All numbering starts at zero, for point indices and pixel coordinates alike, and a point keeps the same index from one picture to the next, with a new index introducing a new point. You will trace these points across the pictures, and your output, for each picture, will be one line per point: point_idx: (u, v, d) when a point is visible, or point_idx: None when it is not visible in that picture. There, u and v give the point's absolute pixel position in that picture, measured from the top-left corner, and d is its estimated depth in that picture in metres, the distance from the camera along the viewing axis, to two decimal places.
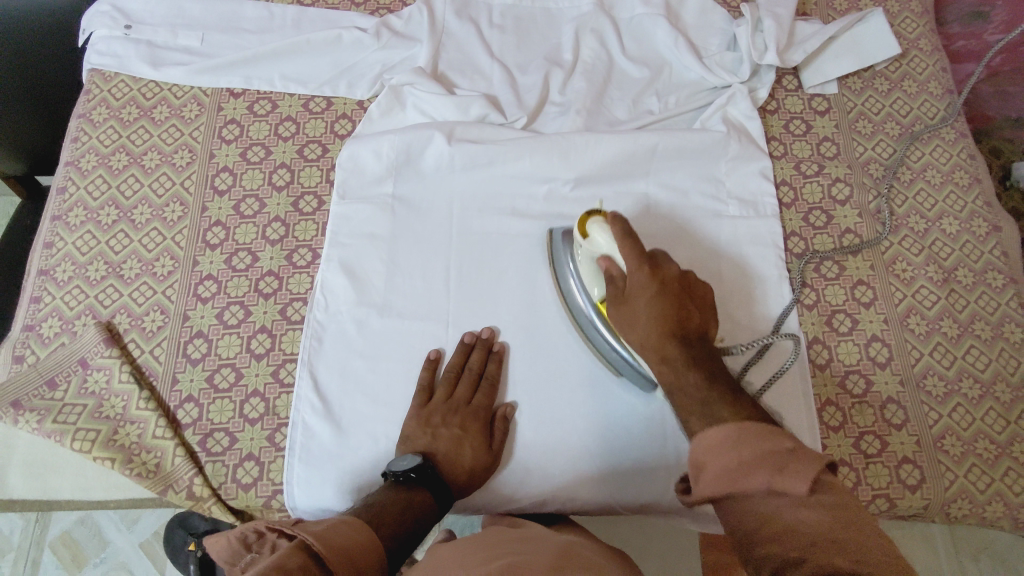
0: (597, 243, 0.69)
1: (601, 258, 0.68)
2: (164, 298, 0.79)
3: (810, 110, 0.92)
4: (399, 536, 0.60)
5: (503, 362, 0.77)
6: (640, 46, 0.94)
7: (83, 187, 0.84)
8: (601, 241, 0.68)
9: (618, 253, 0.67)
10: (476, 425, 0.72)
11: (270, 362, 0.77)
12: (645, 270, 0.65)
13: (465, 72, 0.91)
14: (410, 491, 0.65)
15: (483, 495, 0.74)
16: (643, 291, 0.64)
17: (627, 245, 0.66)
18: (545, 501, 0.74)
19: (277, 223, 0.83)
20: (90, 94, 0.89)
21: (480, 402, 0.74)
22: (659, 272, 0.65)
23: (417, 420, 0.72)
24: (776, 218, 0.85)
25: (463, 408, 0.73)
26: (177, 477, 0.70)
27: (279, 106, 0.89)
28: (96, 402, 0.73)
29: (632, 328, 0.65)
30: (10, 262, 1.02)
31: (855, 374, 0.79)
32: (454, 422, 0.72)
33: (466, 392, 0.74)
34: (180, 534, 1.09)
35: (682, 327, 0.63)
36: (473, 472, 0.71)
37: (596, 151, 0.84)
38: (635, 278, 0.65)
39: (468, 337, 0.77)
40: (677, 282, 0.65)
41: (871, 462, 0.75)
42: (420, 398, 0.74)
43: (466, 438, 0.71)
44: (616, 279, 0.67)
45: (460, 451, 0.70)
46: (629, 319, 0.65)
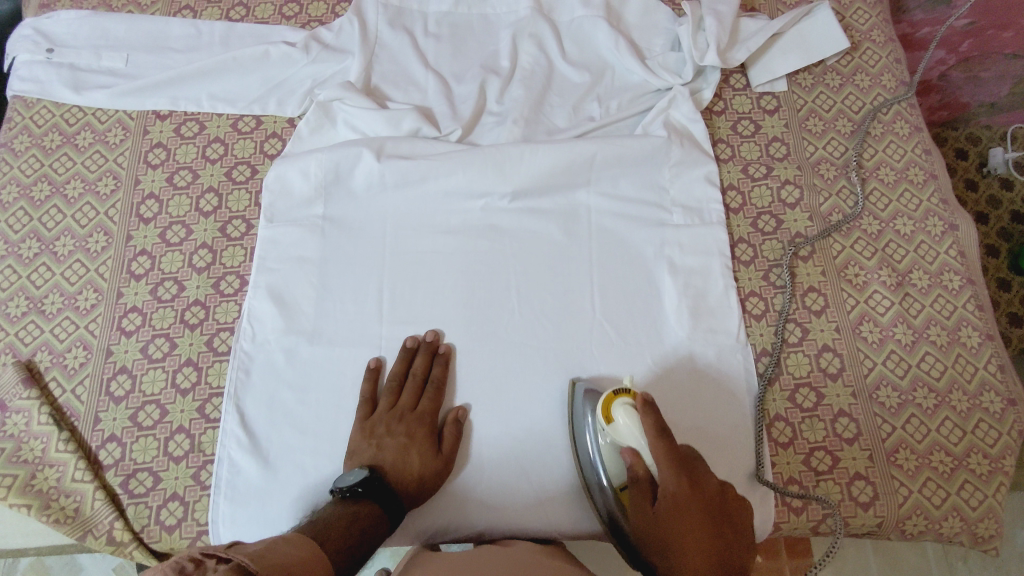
0: (623, 431, 0.64)
1: (626, 448, 0.64)
2: (87, 333, 0.76)
3: (758, 109, 0.89)
4: (348, 550, 0.55)
5: (450, 364, 0.75)
6: (581, 50, 0.91)
7: (3, 220, 0.82)
8: (627, 429, 0.64)
9: (648, 449, 0.63)
10: (422, 431, 0.70)
11: (196, 397, 0.74)
12: (681, 482, 0.61)
13: (398, 84, 0.88)
14: (358, 504, 0.61)
15: (416, 520, 0.72)
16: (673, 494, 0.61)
17: (662, 445, 0.62)
18: (480, 525, 0.72)
19: (204, 250, 0.80)
20: (12, 122, 0.86)
21: (425, 408, 0.72)
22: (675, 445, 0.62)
23: (360, 432, 0.70)
24: (722, 225, 0.81)
25: (409, 415, 0.71)
26: (97, 522, 0.68)
27: (206, 127, 0.87)
28: (15, 445, 0.71)
29: (662, 554, 0.61)
30: None
31: (805, 387, 0.75)
32: (400, 431, 0.70)
33: (411, 397, 0.72)
34: None
35: (714, 548, 0.60)
36: (424, 479, 0.68)
37: (531, 163, 0.81)
38: (665, 491, 0.61)
39: (411, 342, 0.75)
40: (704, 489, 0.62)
41: (822, 479, 0.72)
42: (364, 409, 0.71)
43: (413, 446, 0.69)
44: (641, 480, 0.63)
45: (407, 458, 0.68)
46: (658, 538, 0.61)
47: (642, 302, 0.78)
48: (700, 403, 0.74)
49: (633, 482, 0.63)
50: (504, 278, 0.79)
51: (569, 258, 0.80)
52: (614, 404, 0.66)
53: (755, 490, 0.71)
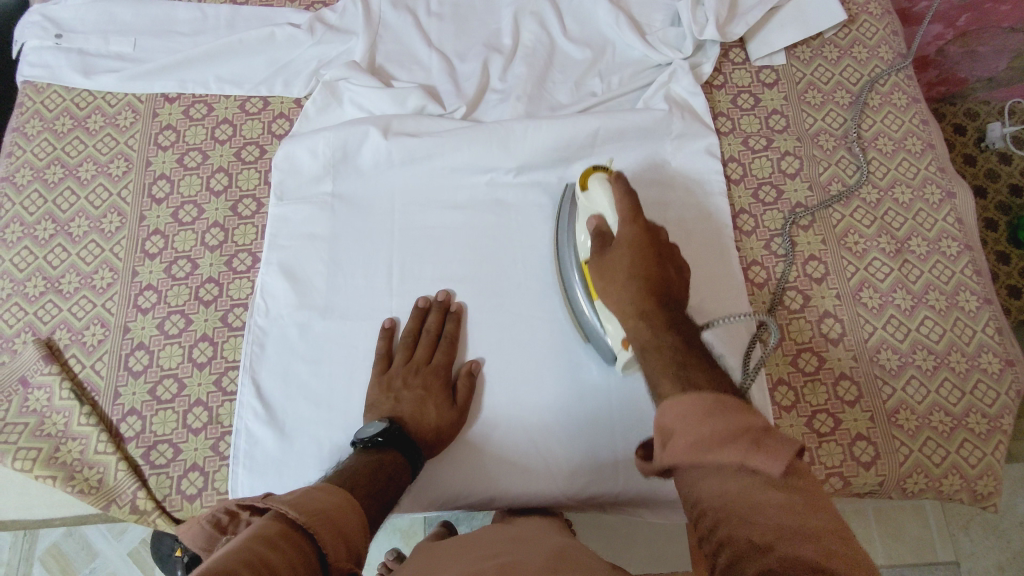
0: (595, 198, 0.70)
1: (595, 213, 0.70)
2: (104, 310, 0.78)
3: (757, 83, 0.90)
4: (377, 496, 0.58)
5: (461, 321, 0.77)
6: (583, 27, 0.92)
7: (18, 203, 0.83)
8: (599, 195, 0.69)
9: (612, 211, 0.68)
10: (438, 383, 0.72)
11: (212, 371, 0.76)
12: (635, 224, 0.65)
13: (403, 64, 0.89)
14: (381, 454, 0.64)
15: (418, 485, 0.73)
16: (625, 243, 0.65)
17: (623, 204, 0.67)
18: (488, 493, 0.73)
19: (216, 229, 0.82)
20: (23, 107, 0.88)
21: (440, 361, 0.74)
22: (652, 230, 0.66)
23: (378, 387, 0.72)
24: (723, 196, 0.83)
25: (424, 368, 0.73)
26: (120, 491, 0.70)
27: (215, 108, 0.88)
28: (37, 419, 0.73)
29: (613, 280, 0.64)
30: None
31: (807, 352, 0.77)
32: (416, 383, 0.72)
33: (426, 352, 0.74)
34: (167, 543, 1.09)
35: (661, 285, 0.62)
36: (441, 429, 0.70)
37: (535, 138, 0.82)
38: (623, 235, 0.66)
39: (423, 302, 0.77)
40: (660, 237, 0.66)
41: (824, 440, 0.73)
42: (380, 366, 0.74)
43: (429, 398, 0.71)
44: (605, 233, 0.68)
45: (424, 409, 0.70)
46: (609, 273, 0.65)
47: None
48: (676, 207, 0.82)
49: (597, 236, 0.68)
50: (511, 252, 0.81)
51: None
52: (589, 180, 0.72)
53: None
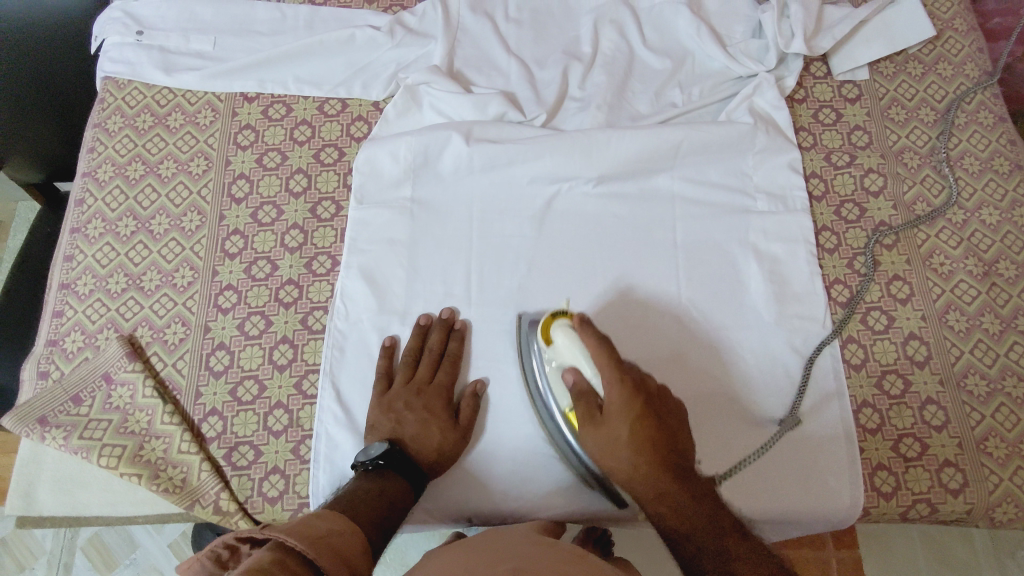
0: (562, 351, 0.65)
1: (569, 366, 0.65)
2: (185, 309, 0.78)
3: (840, 98, 0.89)
4: (377, 525, 0.58)
5: (465, 339, 0.76)
6: (662, 36, 0.91)
7: (100, 199, 0.84)
8: (566, 347, 0.64)
9: (587, 362, 0.63)
10: (440, 405, 0.71)
11: (293, 373, 0.76)
12: (623, 390, 0.61)
13: (482, 69, 0.89)
14: (382, 478, 0.64)
15: (471, 506, 0.73)
16: (621, 415, 0.61)
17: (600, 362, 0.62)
18: (555, 507, 0.72)
19: (296, 231, 0.82)
20: (105, 103, 0.88)
21: (442, 380, 0.73)
22: (637, 384, 0.62)
23: (379, 407, 0.71)
24: (806, 212, 0.82)
25: (426, 388, 0.72)
26: (204, 492, 0.70)
27: (293, 109, 0.88)
28: (121, 417, 0.73)
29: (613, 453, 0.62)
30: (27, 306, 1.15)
31: (892, 374, 0.76)
32: (418, 405, 0.71)
33: (427, 371, 0.74)
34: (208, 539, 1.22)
35: (667, 453, 0.62)
36: (443, 451, 0.70)
37: (617, 149, 0.82)
38: (611, 403, 0.62)
39: (424, 319, 0.76)
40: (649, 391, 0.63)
41: (911, 465, 0.73)
42: (381, 385, 0.73)
43: (432, 420, 0.70)
44: (588, 394, 0.63)
45: (427, 432, 0.69)
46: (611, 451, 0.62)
47: (729, 288, 0.79)
48: (663, 335, 0.77)
49: (580, 400, 0.64)
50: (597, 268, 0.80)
51: (652, 225, 0.82)
52: (552, 326, 0.67)
53: (844, 470, 0.72)
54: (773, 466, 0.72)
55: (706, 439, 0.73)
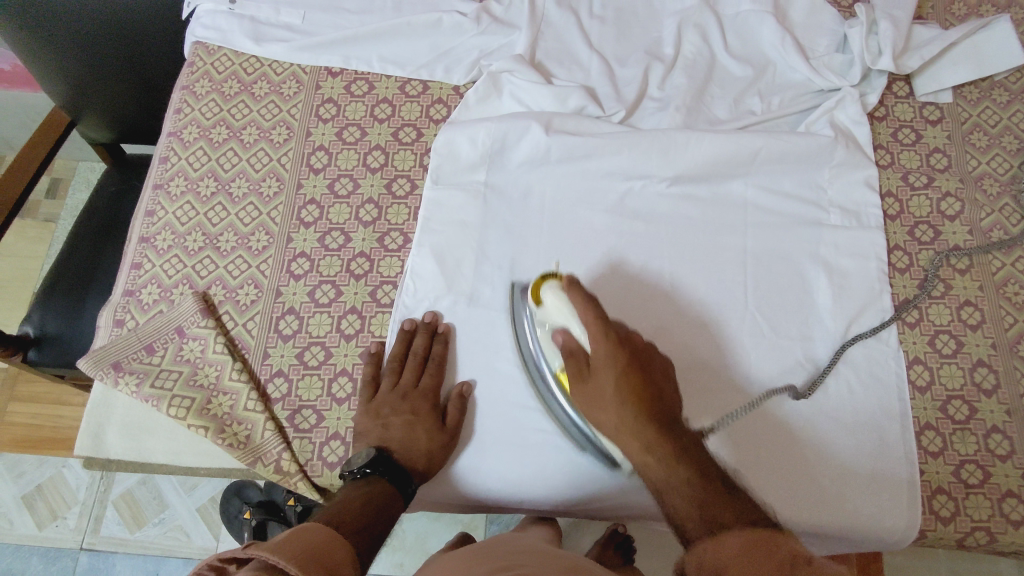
0: (552, 311, 0.67)
1: (558, 326, 0.67)
2: (258, 272, 0.80)
3: (921, 119, 0.88)
4: (364, 526, 0.59)
5: (449, 342, 0.76)
6: (745, 44, 0.91)
7: (184, 158, 0.86)
8: (557, 309, 0.67)
9: (575, 322, 0.65)
10: (426, 408, 0.71)
11: (359, 344, 0.77)
12: (609, 340, 0.63)
13: (563, 62, 0.89)
14: (369, 485, 0.64)
15: (522, 493, 0.72)
16: (610, 368, 0.63)
17: (590, 308, 0.64)
18: (605, 500, 0.72)
19: (370, 205, 0.83)
20: (194, 66, 0.91)
21: (427, 384, 0.73)
22: (622, 339, 0.64)
23: (367, 414, 0.71)
24: (880, 230, 0.82)
25: (411, 393, 0.72)
26: (266, 450, 0.71)
27: (375, 87, 0.90)
28: (191, 369, 0.75)
29: (602, 412, 0.63)
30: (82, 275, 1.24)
31: (958, 399, 0.76)
32: (404, 409, 0.71)
33: (412, 376, 0.73)
34: (235, 505, 1.40)
35: (654, 404, 0.61)
36: (433, 455, 0.69)
37: (696, 150, 0.82)
38: (596, 357, 0.63)
39: (408, 324, 0.76)
40: (636, 347, 0.65)
41: (971, 492, 0.72)
42: (367, 393, 0.73)
43: (417, 423, 0.70)
44: (577, 354, 0.65)
45: (413, 436, 0.69)
46: (598, 404, 0.63)
47: (796, 298, 0.79)
48: (657, 310, 0.78)
49: (570, 360, 0.65)
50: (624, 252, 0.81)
51: (722, 228, 0.82)
52: (542, 287, 0.69)
53: (903, 491, 0.71)
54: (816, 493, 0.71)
55: (698, 398, 0.75)
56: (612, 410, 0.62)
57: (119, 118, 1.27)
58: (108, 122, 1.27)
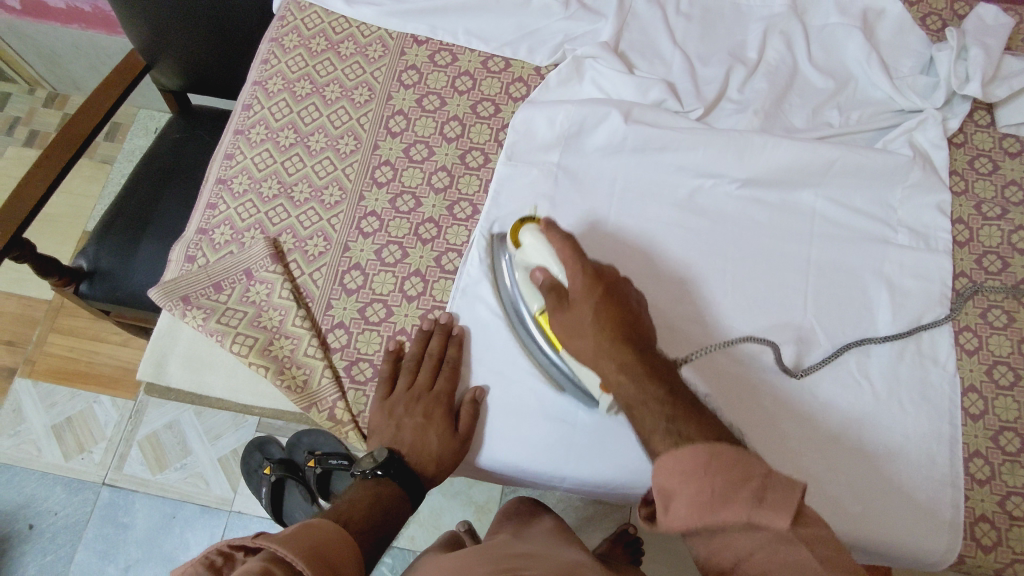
0: (531, 251, 0.68)
1: (537, 266, 0.67)
2: (328, 225, 0.82)
3: (1000, 149, 0.87)
4: (372, 529, 0.61)
5: (464, 345, 0.74)
6: (828, 56, 0.91)
7: (267, 107, 0.88)
8: (535, 248, 0.67)
9: (556, 262, 0.65)
10: (440, 411, 0.70)
11: (420, 306, 0.78)
12: (587, 276, 0.64)
13: (646, 55, 0.90)
14: (378, 486, 0.66)
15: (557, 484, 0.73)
16: (586, 300, 0.63)
17: (568, 248, 0.65)
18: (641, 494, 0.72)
19: (443, 173, 0.85)
20: (284, 21, 0.93)
21: (441, 387, 0.72)
22: (600, 276, 0.64)
23: (380, 412, 0.71)
24: (948, 255, 0.81)
25: (425, 395, 0.71)
26: (322, 397, 0.73)
27: (458, 59, 0.91)
28: (256, 311, 0.77)
29: (581, 339, 0.63)
30: (139, 216, 1.27)
31: (1010, 431, 0.75)
32: (417, 411, 0.70)
33: (427, 378, 0.72)
34: (257, 459, 1.41)
35: (632, 327, 0.62)
36: (443, 460, 0.69)
37: (772, 154, 0.82)
38: (575, 287, 0.64)
39: (427, 324, 0.75)
40: (613, 281, 0.65)
41: (1015, 524, 0.72)
42: (382, 390, 0.73)
43: (430, 426, 0.69)
44: (557, 287, 0.65)
45: (425, 439, 0.69)
46: (575, 332, 0.63)
47: (855, 313, 0.79)
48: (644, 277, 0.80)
49: (550, 291, 0.65)
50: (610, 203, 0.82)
51: (788, 236, 0.82)
52: (522, 229, 0.69)
53: (946, 519, 0.71)
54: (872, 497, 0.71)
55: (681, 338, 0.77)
56: (588, 324, 0.62)
57: (193, 69, 1.31)
58: (182, 71, 1.31)
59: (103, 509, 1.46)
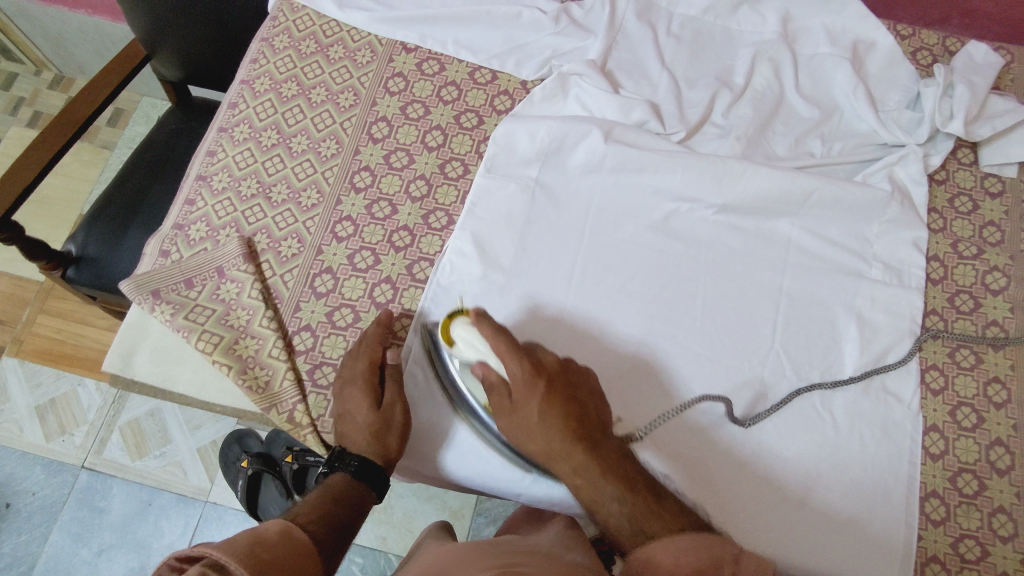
0: (461, 347, 0.67)
1: (474, 360, 0.66)
2: (303, 228, 0.82)
3: (981, 189, 0.87)
4: (320, 523, 0.62)
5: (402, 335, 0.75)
6: (816, 85, 0.91)
7: (252, 106, 0.88)
8: (466, 346, 0.66)
9: (492, 355, 0.65)
10: (364, 392, 0.69)
11: (388, 313, 0.78)
12: (525, 368, 0.64)
13: (632, 75, 0.90)
14: (331, 483, 0.67)
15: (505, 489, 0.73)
16: (531, 398, 0.63)
17: (500, 342, 0.64)
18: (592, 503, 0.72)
19: (421, 182, 0.85)
20: (276, 21, 0.93)
21: (368, 370, 0.71)
22: (539, 367, 0.65)
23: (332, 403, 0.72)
24: (920, 292, 0.81)
25: (355, 379, 0.71)
26: (283, 399, 0.73)
27: (446, 69, 0.91)
28: (224, 309, 0.77)
29: (529, 437, 0.64)
30: (130, 205, 1.28)
31: (969, 473, 0.75)
32: (352, 397, 0.70)
33: (361, 364, 0.72)
34: (235, 451, 1.42)
35: (579, 423, 0.63)
36: (378, 441, 0.68)
37: (749, 182, 0.82)
38: (516, 383, 0.64)
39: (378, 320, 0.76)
40: (555, 375, 0.65)
41: (966, 567, 0.71)
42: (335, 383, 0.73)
43: (360, 411, 0.69)
44: (498, 386, 0.65)
45: (357, 424, 0.69)
46: (524, 430, 0.64)
47: (823, 344, 0.78)
48: (591, 352, 0.77)
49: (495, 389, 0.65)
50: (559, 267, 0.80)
51: (762, 264, 0.81)
52: (450, 324, 0.68)
53: (899, 523, 0.72)
54: (831, 517, 0.72)
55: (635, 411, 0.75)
56: (536, 422, 0.63)
57: (192, 63, 1.32)
58: (181, 64, 1.32)
59: (80, 493, 1.47)
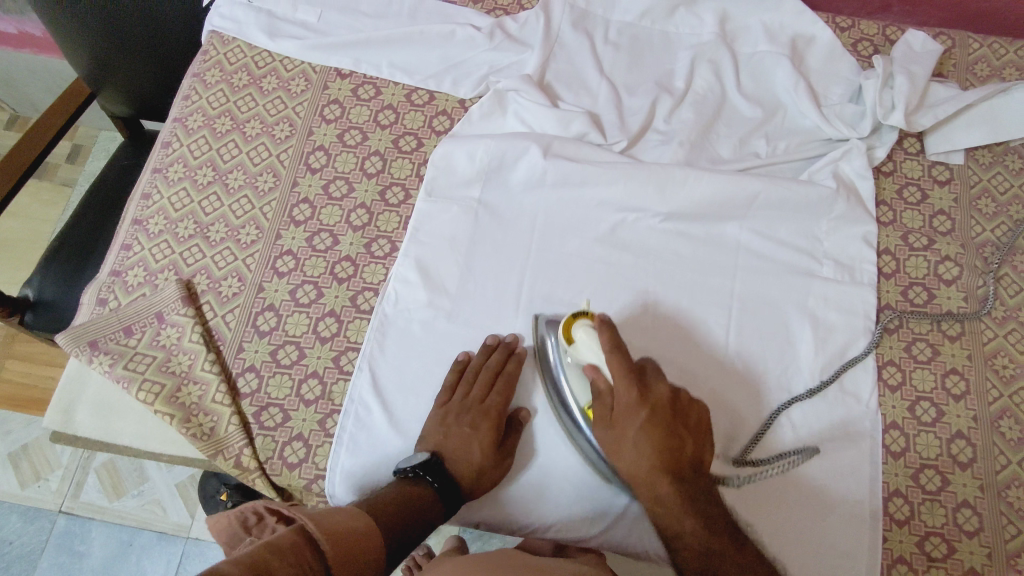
0: (583, 349, 0.66)
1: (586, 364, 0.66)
2: (243, 266, 0.80)
3: (929, 178, 0.86)
4: (396, 529, 0.61)
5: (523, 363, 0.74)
6: (757, 85, 0.90)
7: (186, 144, 0.87)
8: (586, 347, 0.66)
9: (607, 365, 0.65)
10: (487, 424, 0.70)
11: (333, 348, 0.77)
12: (633, 394, 0.64)
13: (572, 87, 0.89)
14: (416, 486, 0.66)
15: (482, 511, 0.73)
16: (637, 416, 0.64)
17: (620, 358, 0.64)
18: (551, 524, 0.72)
19: (362, 210, 0.83)
20: (208, 55, 0.92)
21: (495, 403, 0.72)
22: (647, 393, 0.64)
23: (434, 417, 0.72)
24: (873, 288, 0.80)
25: (477, 406, 0.71)
26: (228, 444, 0.72)
27: (382, 92, 0.90)
28: (165, 356, 0.76)
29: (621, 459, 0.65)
30: (83, 245, 1.25)
31: (931, 469, 0.74)
32: (467, 421, 0.71)
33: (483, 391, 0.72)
34: (213, 486, 1.40)
35: (677, 458, 0.63)
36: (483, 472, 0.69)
37: (692, 189, 0.81)
38: (621, 401, 0.64)
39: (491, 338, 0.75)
40: (665, 402, 0.65)
41: (933, 566, 0.70)
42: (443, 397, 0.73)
43: (476, 437, 0.70)
44: (603, 394, 0.66)
45: (470, 449, 0.69)
46: (618, 449, 0.65)
47: (778, 347, 0.77)
48: (693, 361, 0.77)
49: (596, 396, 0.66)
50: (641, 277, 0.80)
51: (712, 270, 0.80)
52: (574, 324, 0.68)
53: (865, 531, 0.70)
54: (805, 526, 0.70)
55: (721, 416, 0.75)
56: (635, 446, 0.64)
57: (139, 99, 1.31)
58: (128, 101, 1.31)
59: (59, 538, 1.44)
